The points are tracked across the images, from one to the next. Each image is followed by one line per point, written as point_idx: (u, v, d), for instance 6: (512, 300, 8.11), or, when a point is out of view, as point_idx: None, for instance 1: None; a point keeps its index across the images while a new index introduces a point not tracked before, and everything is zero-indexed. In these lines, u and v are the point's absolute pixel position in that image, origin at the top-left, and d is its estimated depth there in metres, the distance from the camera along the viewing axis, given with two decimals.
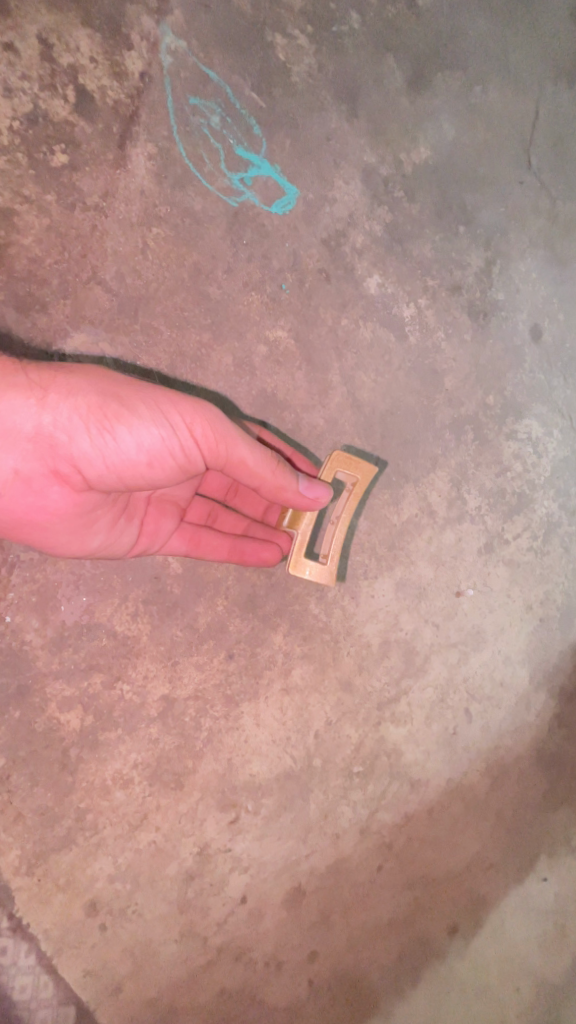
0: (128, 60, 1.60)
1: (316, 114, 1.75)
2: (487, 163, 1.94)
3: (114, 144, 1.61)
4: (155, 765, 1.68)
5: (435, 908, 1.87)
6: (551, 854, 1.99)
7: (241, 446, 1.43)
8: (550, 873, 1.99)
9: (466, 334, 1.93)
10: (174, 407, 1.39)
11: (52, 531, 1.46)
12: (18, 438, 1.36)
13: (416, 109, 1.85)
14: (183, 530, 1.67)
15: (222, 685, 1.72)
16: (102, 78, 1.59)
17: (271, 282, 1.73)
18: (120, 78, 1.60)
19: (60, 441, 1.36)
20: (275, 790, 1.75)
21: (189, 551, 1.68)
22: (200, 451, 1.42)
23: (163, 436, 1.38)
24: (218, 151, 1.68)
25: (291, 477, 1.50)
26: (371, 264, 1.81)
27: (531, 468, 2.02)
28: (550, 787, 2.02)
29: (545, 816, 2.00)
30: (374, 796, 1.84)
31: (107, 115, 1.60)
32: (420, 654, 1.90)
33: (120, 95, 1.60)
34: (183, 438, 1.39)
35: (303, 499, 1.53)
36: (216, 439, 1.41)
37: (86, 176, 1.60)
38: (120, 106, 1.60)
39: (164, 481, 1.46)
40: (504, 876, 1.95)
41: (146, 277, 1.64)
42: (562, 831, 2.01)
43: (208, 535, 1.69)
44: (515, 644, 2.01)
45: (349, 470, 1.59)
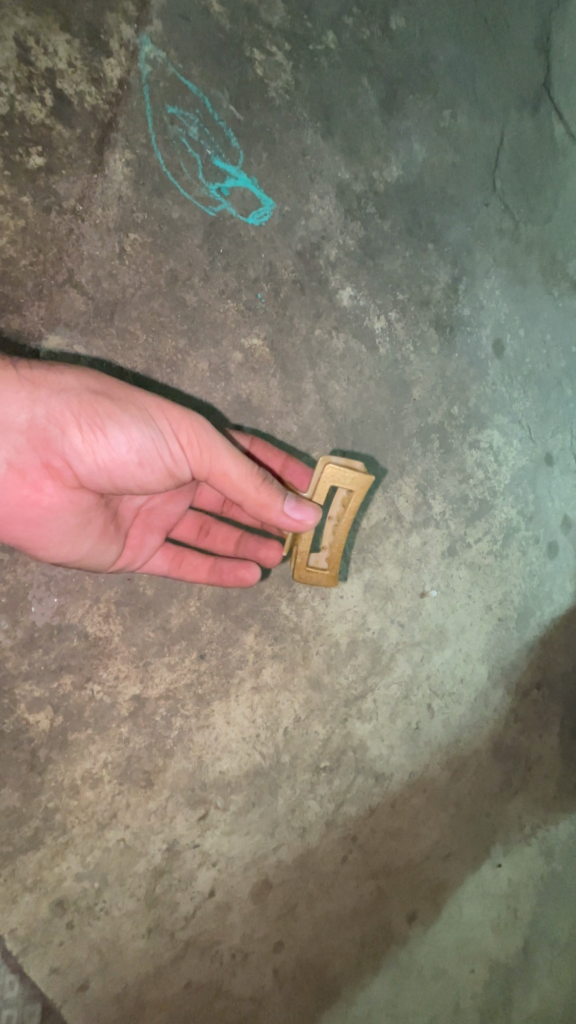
0: (106, 67, 1.62)
1: (293, 129, 1.81)
2: (455, 183, 2.03)
3: (92, 148, 1.61)
4: (125, 764, 1.68)
5: (396, 896, 1.95)
6: (504, 842, 2.11)
7: (224, 458, 1.44)
8: (505, 860, 2.10)
9: (434, 347, 2.01)
10: (163, 414, 1.43)
11: (43, 528, 1.47)
12: (11, 432, 1.38)
13: (389, 130, 1.93)
14: (167, 548, 1.69)
15: (193, 684, 1.73)
16: (80, 84, 1.60)
17: (248, 291, 1.77)
18: (99, 85, 1.61)
19: (53, 435, 1.38)
20: (244, 786, 1.78)
21: (170, 572, 1.70)
22: (184, 457, 1.46)
23: (153, 437, 1.42)
24: (196, 161, 1.71)
25: (276, 493, 1.46)
26: (344, 277, 1.88)
27: (493, 475, 2.12)
28: (504, 778, 2.14)
29: (499, 805, 2.12)
30: (340, 790, 1.90)
31: (85, 121, 1.61)
32: (385, 653, 1.97)
33: (98, 101, 1.61)
34: (170, 440, 1.43)
35: (287, 520, 1.47)
36: (201, 448, 1.45)
37: (63, 179, 1.60)
38: (98, 112, 1.61)
39: (151, 484, 1.49)
40: (462, 863, 2.05)
41: (122, 282, 1.66)
42: (514, 818, 2.13)
43: (189, 555, 1.70)
44: (475, 642, 2.10)
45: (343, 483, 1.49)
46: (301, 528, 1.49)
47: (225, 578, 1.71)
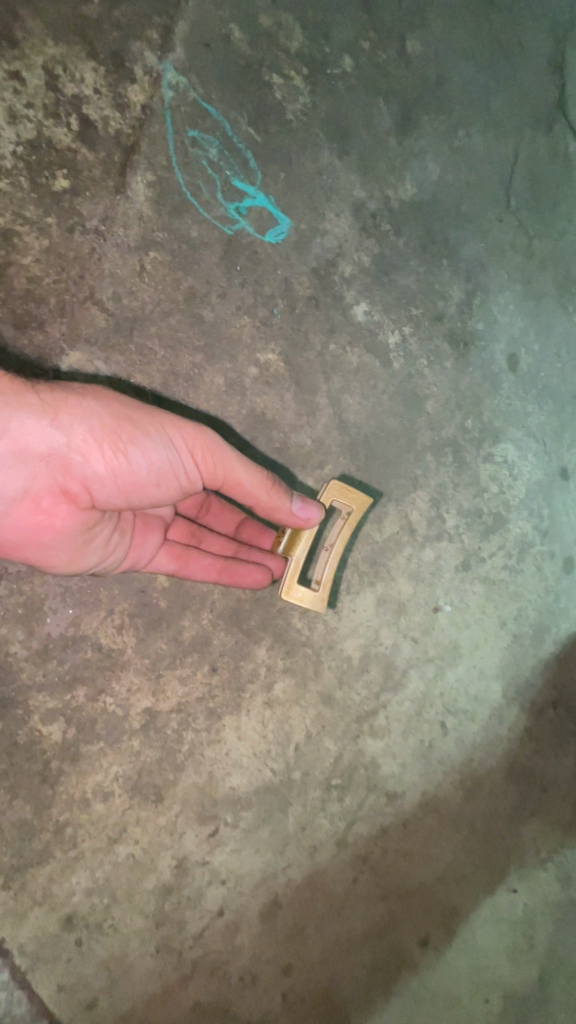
0: (130, 92, 1.65)
1: (309, 150, 1.84)
2: (469, 201, 2.04)
3: (115, 170, 1.65)
4: (136, 778, 1.66)
5: (408, 917, 1.93)
6: (520, 866, 2.06)
7: (238, 472, 1.49)
8: (520, 885, 2.06)
9: (447, 362, 2.02)
10: (179, 432, 1.46)
11: (56, 546, 1.48)
12: (30, 456, 1.39)
13: (404, 149, 1.96)
14: (170, 547, 1.67)
15: (205, 699, 1.71)
16: (105, 109, 1.63)
17: (263, 307, 1.79)
18: (123, 109, 1.64)
19: (74, 460, 1.40)
20: (255, 803, 1.75)
21: (177, 571, 1.67)
22: (199, 473, 1.51)
23: (170, 457, 1.45)
24: (215, 181, 1.73)
25: (285, 497, 1.52)
26: (358, 293, 1.90)
27: (507, 490, 2.11)
28: (520, 799, 2.10)
29: (513, 826, 2.08)
30: (351, 808, 1.89)
31: (109, 144, 1.64)
32: (398, 669, 1.97)
33: (122, 125, 1.65)
34: (186, 458, 1.47)
35: (295, 519, 1.54)
36: (215, 462, 1.49)
37: (86, 201, 1.64)
38: (121, 136, 1.65)
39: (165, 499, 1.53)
40: (475, 884, 2.02)
41: (142, 298, 1.68)
42: (531, 842, 2.09)
43: (196, 555, 1.68)
44: (489, 659, 2.09)
45: (345, 499, 1.59)
46: (306, 526, 1.57)
47: (240, 579, 1.70)
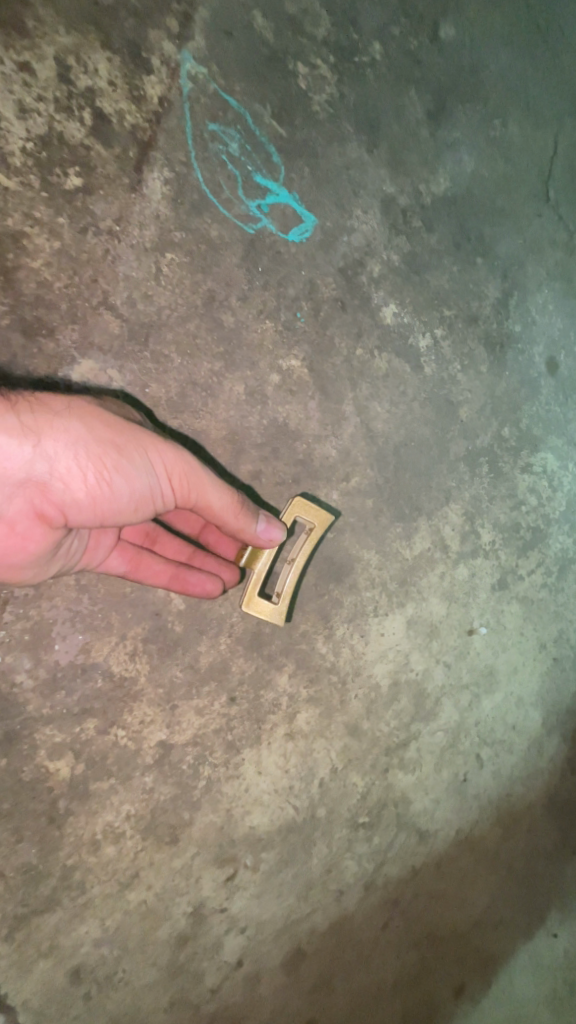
0: (148, 84, 1.52)
1: (336, 143, 1.69)
2: (506, 195, 1.91)
3: (130, 168, 1.52)
4: (148, 819, 1.54)
5: (442, 965, 1.80)
6: (561, 907, 1.94)
7: (211, 493, 1.39)
8: (561, 928, 1.93)
9: (482, 366, 1.89)
10: (160, 454, 1.35)
11: (25, 566, 1.38)
12: (5, 481, 1.27)
13: (437, 141, 1.83)
14: (123, 548, 1.52)
15: (223, 732, 1.59)
16: (121, 103, 1.51)
17: (286, 310, 1.66)
18: (140, 103, 1.52)
19: (55, 487, 1.29)
20: (277, 843, 1.63)
21: (127, 573, 1.52)
22: (176, 496, 1.40)
23: (150, 482, 1.35)
24: (236, 177, 1.60)
25: (252, 517, 1.45)
26: (387, 294, 1.77)
27: (546, 503, 1.97)
28: (562, 834, 1.98)
29: (556, 869, 1.96)
30: (380, 848, 1.76)
31: (125, 140, 1.52)
32: (430, 697, 1.84)
33: (139, 119, 1.52)
34: (164, 482, 1.36)
35: (261, 539, 1.48)
36: (192, 485, 1.38)
37: (100, 199, 1.51)
38: (138, 132, 1.52)
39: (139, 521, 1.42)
40: (515, 931, 1.89)
41: (158, 303, 1.55)
42: (573, 882, 1.97)
43: (149, 559, 1.53)
44: (528, 684, 1.96)
45: (306, 514, 1.56)
46: (270, 543, 1.51)
47: (190, 588, 1.54)
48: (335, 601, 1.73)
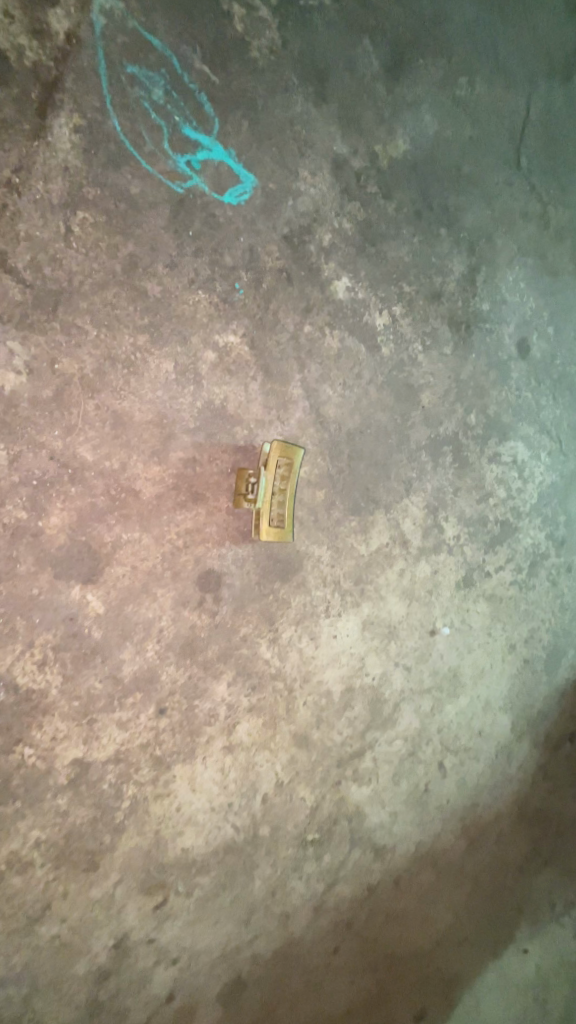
0: (51, 18, 1.36)
1: (279, 96, 1.53)
2: (472, 161, 1.75)
3: (32, 112, 1.36)
4: (62, 844, 1.39)
5: (403, 982, 1.67)
6: (533, 923, 1.81)
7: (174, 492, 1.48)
8: (531, 945, 1.79)
9: (446, 347, 1.74)
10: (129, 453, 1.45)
11: None
12: None
13: (395, 98, 1.65)
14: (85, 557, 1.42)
15: (150, 746, 1.45)
16: (19, 37, 1.34)
17: (223, 281, 1.51)
18: (42, 38, 1.36)
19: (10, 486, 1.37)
20: (213, 866, 1.50)
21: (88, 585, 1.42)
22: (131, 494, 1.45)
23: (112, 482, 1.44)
24: (162, 130, 1.45)
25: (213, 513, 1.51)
26: (339, 265, 1.61)
27: (516, 494, 1.83)
28: (533, 846, 1.85)
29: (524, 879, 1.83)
30: (331, 867, 1.62)
31: (25, 80, 1.35)
32: (387, 704, 1.70)
33: (41, 57, 1.36)
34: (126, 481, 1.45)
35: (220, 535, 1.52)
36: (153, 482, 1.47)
37: None
38: (40, 70, 1.36)
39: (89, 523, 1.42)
40: (482, 948, 1.75)
41: (69, 268, 1.40)
42: (547, 897, 1.83)
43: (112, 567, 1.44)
44: (496, 690, 1.82)
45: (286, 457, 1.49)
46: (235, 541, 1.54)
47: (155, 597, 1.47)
48: (281, 602, 1.58)
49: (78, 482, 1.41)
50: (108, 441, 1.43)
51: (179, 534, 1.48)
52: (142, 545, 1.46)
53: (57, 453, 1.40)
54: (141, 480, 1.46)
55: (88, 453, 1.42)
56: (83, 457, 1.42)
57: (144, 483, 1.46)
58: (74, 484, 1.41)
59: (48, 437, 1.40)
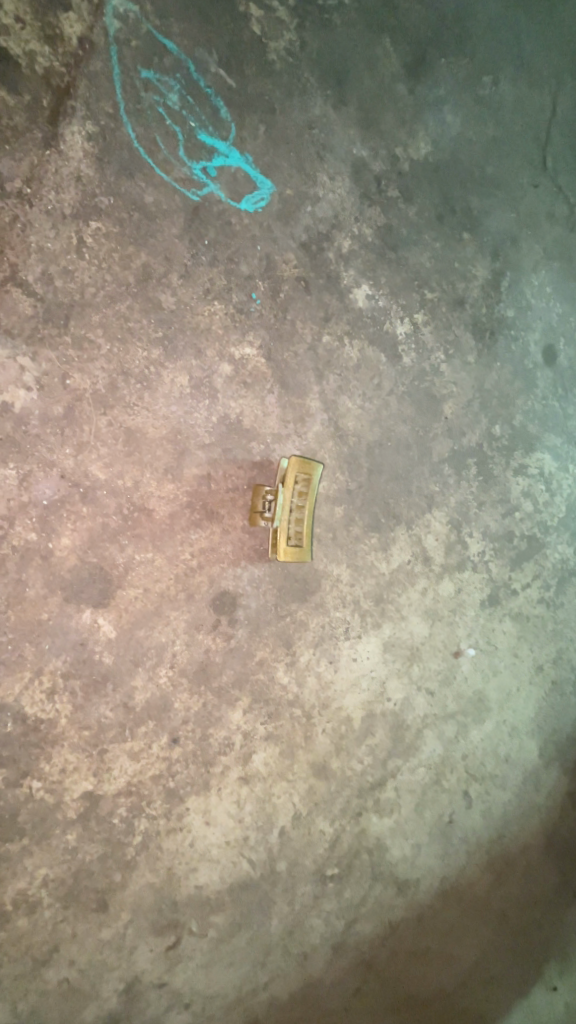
0: (63, 21, 1.31)
1: (297, 98, 1.47)
2: (497, 162, 1.67)
3: (43, 119, 1.31)
4: (70, 883, 1.34)
5: None
6: (564, 960, 1.66)
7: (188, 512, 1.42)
8: (562, 982, 1.64)
9: (470, 356, 1.67)
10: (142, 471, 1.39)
11: None
12: None
13: (417, 99, 1.58)
14: (97, 580, 1.36)
15: (163, 778, 1.39)
16: (30, 42, 1.29)
17: (239, 290, 1.44)
18: (53, 43, 1.30)
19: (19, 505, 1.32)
20: (227, 905, 1.43)
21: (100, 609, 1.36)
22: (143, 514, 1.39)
23: (124, 501, 1.38)
24: (176, 135, 1.39)
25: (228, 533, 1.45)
26: (359, 273, 1.54)
27: (544, 508, 1.75)
28: (562, 878, 1.73)
29: (553, 912, 1.71)
30: (352, 903, 1.54)
31: (36, 87, 1.30)
32: (411, 731, 1.62)
33: (52, 62, 1.31)
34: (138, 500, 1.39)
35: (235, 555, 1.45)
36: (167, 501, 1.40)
37: (6, 156, 1.30)
38: (51, 76, 1.31)
39: (101, 543, 1.36)
40: (509, 988, 1.64)
41: (81, 279, 1.34)
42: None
43: (125, 590, 1.38)
44: (523, 714, 1.74)
45: (303, 473, 1.42)
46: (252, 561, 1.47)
47: (170, 621, 1.40)
48: (298, 624, 1.51)
49: (89, 501, 1.36)
50: (120, 458, 1.38)
51: (194, 554, 1.42)
52: (155, 566, 1.40)
53: (67, 472, 1.35)
54: (155, 498, 1.40)
55: (100, 471, 1.36)
56: (94, 475, 1.36)
57: (157, 502, 1.40)
58: (85, 504, 1.35)
59: (59, 455, 1.34)
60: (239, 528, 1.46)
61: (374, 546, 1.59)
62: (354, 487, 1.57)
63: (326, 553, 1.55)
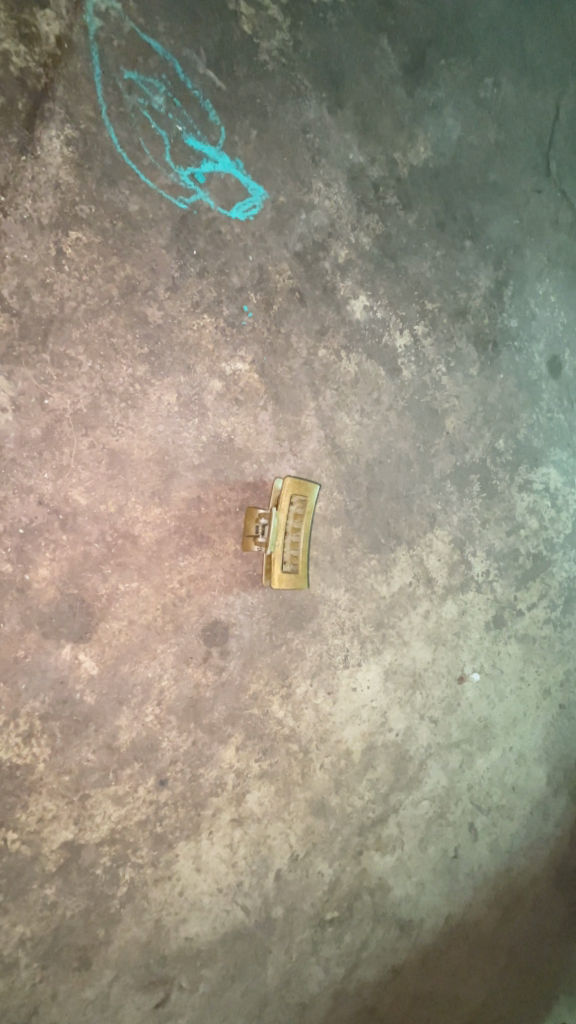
0: (40, 19, 1.23)
1: (290, 101, 1.40)
2: (499, 167, 1.61)
3: (19, 123, 1.24)
4: (50, 941, 1.26)
5: None
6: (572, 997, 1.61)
7: (176, 538, 1.34)
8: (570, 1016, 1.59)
9: (472, 368, 1.59)
10: (127, 495, 1.31)
11: None
12: None
13: (415, 102, 1.51)
14: (80, 610, 1.28)
15: (150, 822, 1.31)
16: (5, 41, 1.22)
17: (230, 303, 1.37)
18: (29, 42, 1.23)
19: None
20: (220, 956, 1.36)
21: (82, 641, 1.28)
22: (128, 540, 1.31)
23: (108, 527, 1.30)
24: (162, 140, 1.32)
25: (219, 560, 1.37)
26: (356, 284, 1.47)
27: (549, 525, 1.68)
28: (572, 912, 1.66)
29: (565, 948, 1.62)
30: (353, 948, 1.47)
31: (11, 88, 1.23)
32: (414, 762, 1.54)
33: (28, 63, 1.23)
34: (123, 526, 1.31)
35: (227, 582, 1.37)
36: (154, 527, 1.33)
37: None
38: (27, 78, 1.23)
39: (83, 571, 1.29)
40: None
41: (59, 293, 1.27)
42: None
43: (110, 620, 1.30)
44: (530, 741, 1.66)
45: (298, 494, 1.35)
46: (246, 588, 1.39)
47: (158, 654, 1.32)
48: (295, 653, 1.43)
49: (69, 529, 1.28)
50: (104, 482, 1.30)
51: (183, 583, 1.34)
52: (141, 597, 1.32)
53: (45, 498, 1.27)
54: (141, 524, 1.32)
55: (81, 496, 1.29)
56: (75, 501, 1.28)
57: (143, 528, 1.32)
58: (65, 532, 1.28)
59: (36, 480, 1.26)
60: (232, 554, 1.38)
61: (374, 570, 1.51)
62: (352, 508, 1.49)
63: (325, 577, 1.47)
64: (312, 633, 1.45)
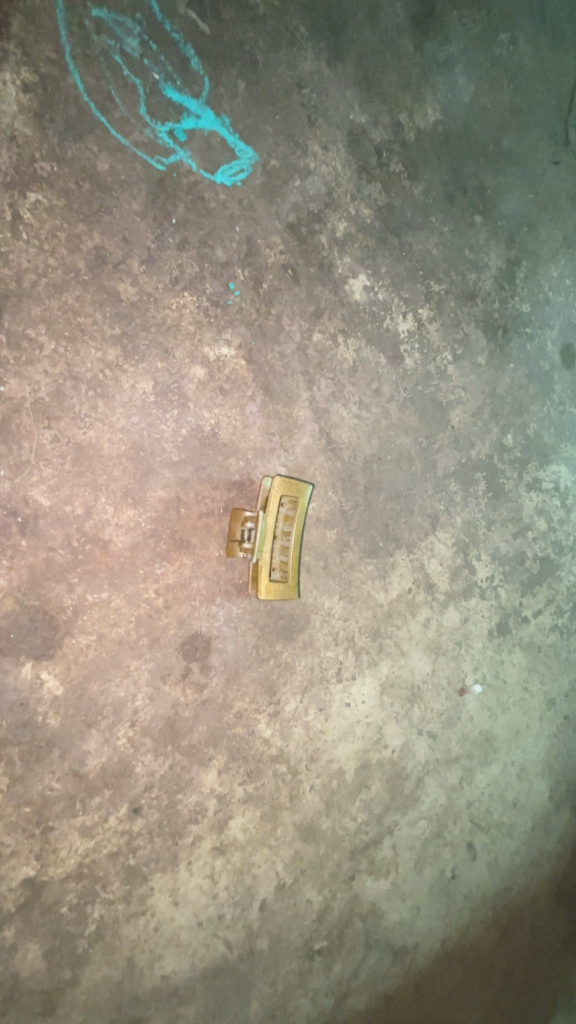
0: None
1: (283, 50, 1.24)
2: (514, 134, 1.45)
3: None
4: (10, 985, 1.15)
5: None
6: None
7: (151, 542, 1.21)
8: None
9: (481, 355, 1.46)
10: (96, 494, 1.18)
11: None
12: None
13: (424, 57, 1.36)
14: (42, 621, 1.16)
15: (121, 852, 1.20)
16: None
17: (214, 280, 1.23)
18: None
19: None
20: (199, 993, 1.26)
21: (44, 656, 1.16)
22: (97, 545, 1.18)
23: (74, 530, 1.17)
24: (136, 89, 1.17)
25: (199, 566, 1.24)
26: (356, 260, 1.33)
27: (559, 526, 1.55)
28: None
29: (565, 970, 1.53)
30: (342, 980, 1.36)
31: None
32: (410, 780, 1.43)
33: None
34: (91, 529, 1.18)
35: (208, 589, 1.25)
36: (127, 529, 1.20)
37: None
38: None
39: (45, 579, 1.16)
40: None
41: (17, 265, 1.13)
42: None
43: (77, 631, 1.18)
44: (533, 757, 1.55)
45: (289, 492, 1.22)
46: (230, 597, 1.26)
47: (131, 669, 1.20)
48: (283, 667, 1.31)
49: (29, 532, 1.15)
50: (70, 479, 1.17)
51: (159, 592, 1.22)
52: (112, 608, 1.19)
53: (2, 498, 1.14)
54: (112, 527, 1.19)
55: (43, 496, 1.16)
56: (36, 501, 1.15)
57: (115, 531, 1.19)
58: (24, 536, 1.15)
59: None
60: (215, 560, 1.25)
61: (370, 575, 1.38)
62: (348, 510, 1.36)
63: (318, 584, 1.34)
64: (302, 646, 1.32)
